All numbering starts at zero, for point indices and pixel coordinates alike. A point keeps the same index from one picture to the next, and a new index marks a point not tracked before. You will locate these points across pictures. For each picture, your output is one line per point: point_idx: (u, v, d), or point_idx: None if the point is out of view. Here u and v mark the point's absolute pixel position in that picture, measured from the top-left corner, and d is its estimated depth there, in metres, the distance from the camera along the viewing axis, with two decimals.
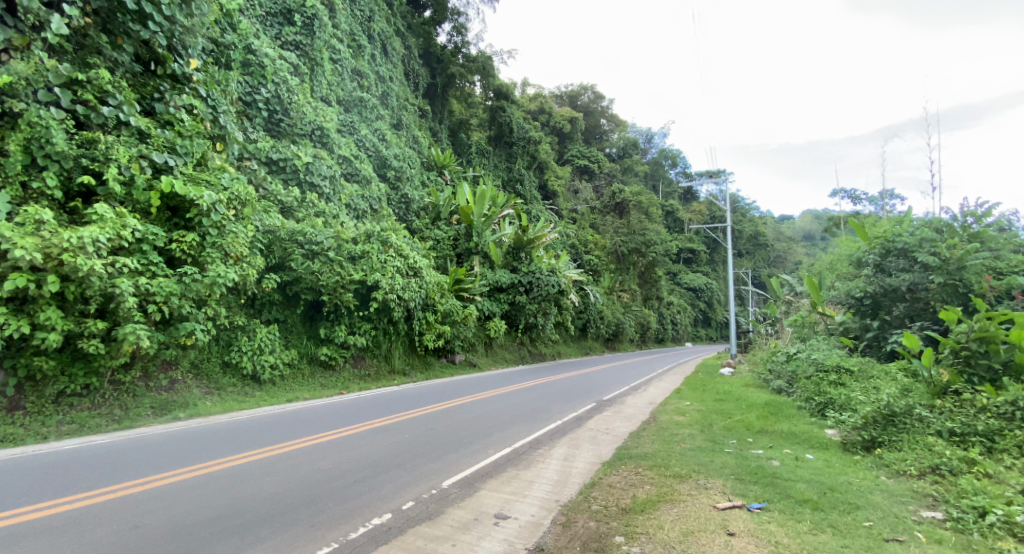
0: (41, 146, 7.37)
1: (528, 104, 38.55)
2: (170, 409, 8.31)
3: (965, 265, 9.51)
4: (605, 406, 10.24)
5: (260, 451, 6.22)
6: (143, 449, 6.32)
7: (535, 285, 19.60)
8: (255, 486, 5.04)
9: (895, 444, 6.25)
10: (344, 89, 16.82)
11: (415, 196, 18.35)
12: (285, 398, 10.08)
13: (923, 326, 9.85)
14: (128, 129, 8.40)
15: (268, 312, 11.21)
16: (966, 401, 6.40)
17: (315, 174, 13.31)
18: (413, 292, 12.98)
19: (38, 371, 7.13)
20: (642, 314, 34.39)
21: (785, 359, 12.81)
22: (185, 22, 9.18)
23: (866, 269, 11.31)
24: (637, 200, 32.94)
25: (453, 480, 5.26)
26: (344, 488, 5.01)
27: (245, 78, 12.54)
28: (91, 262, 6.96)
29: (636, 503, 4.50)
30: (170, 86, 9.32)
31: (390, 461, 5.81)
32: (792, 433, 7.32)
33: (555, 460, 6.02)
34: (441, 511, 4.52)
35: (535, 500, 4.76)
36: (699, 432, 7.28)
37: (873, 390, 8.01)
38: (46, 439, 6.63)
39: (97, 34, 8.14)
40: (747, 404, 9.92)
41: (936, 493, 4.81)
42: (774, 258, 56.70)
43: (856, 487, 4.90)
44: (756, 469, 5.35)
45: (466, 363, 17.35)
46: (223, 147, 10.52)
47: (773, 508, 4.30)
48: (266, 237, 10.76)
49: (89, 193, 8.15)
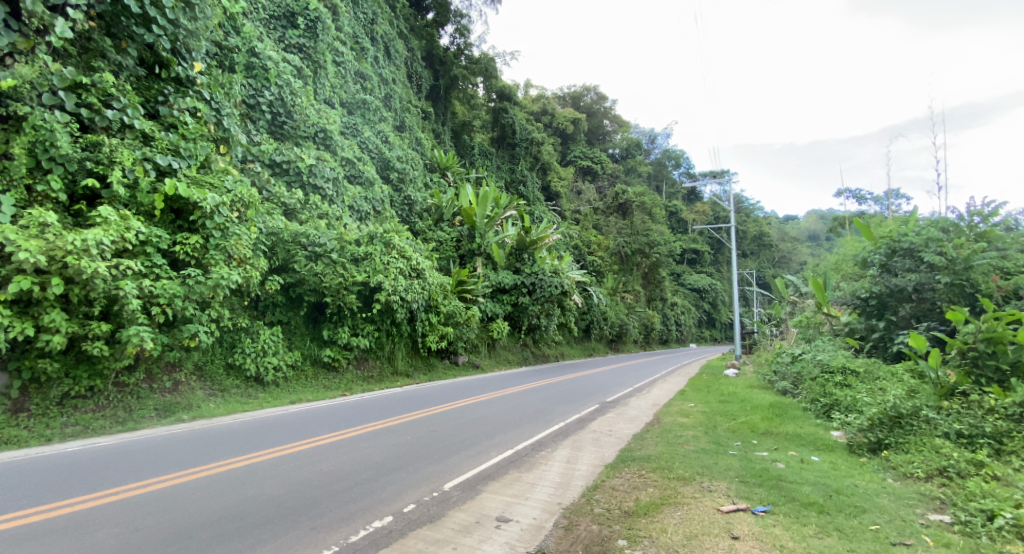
0: (46, 150, 7.40)
1: (530, 105, 38.56)
2: (174, 410, 8.30)
3: (973, 265, 9.51)
4: (609, 408, 10.17)
5: (262, 452, 6.22)
6: (146, 450, 6.32)
7: (538, 286, 19.49)
8: (256, 488, 5.02)
9: (902, 446, 6.20)
10: (347, 91, 16.84)
11: (417, 198, 18.38)
12: (288, 399, 10.07)
13: (929, 326, 9.83)
14: (132, 132, 8.44)
15: (272, 313, 11.21)
16: (974, 403, 6.32)
17: (318, 176, 13.33)
18: (416, 293, 12.95)
19: (42, 374, 7.15)
20: (645, 316, 34.33)
21: (789, 360, 12.71)
22: (190, 26, 9.22)
23: (871, 269, 11.15)
24: (640, 201, 32.89)
25: (454, 482, 5.23)
26: (345, 490, 4.99)
27: (249, 81, 12.56)
28: (94, 265, 6.99)
29: (639, 506, 4.46)
30: (174, 89, 9.38)
31: (392, 463, 5.79)
32: (797, 434, 7.26)
33: (558, 462, 5.99)
34: (442, 514, 4.49)
35: (537, 503, 4.73)
36: (703, 434, 7.24)
37: (879, 391, 7.94)
38: (50, 441, 6.64)
39: (101, 37, 8.18)
40: (752, 405, 9.85)
41: (943, 495, 4.75)
42: (779, 258, 56.39)
43: (863, 489, 4.85)
44: (760, 471, 5.30)
45: (470, 364, 17.34)
46: (227, 150, 10.64)
47: (777, 511, 4.25)
48: (270, 239, 10.77)
49: (93, 196, 8.19)
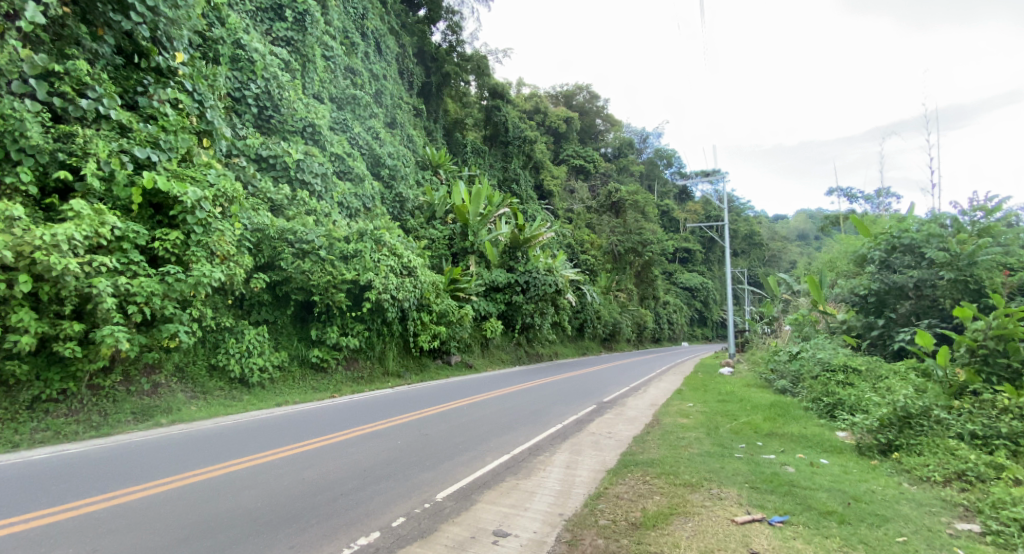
0: (15, 140, 6.99)
1: (521, 103, 38.24)
2: (152, 415, 7.90)
3: (977, 261, 9.28)
4: (607, 409, 9.86)
5: (242, 460, 5.84)
6: (114, 459, 5.90)
7: (533, 285, 19.19)
8: (230, 502, 4.64)
9: (914, 448, 5.95)
10: (336, 86, 16.42)
11: (409, 195, 18.11)
12: (274, 402, 9.69)
13: (932, 324, 9.69)
14: (108, 123, 8.10)
15: (257, 312, 10.81)
16: (987, 403, 6.12)
17: (306, 171, 12.94)
18: (407, 292, 12.59)
19: (12, 376, 6.80)
20: (637, 314, 34.21)
21: (788, 358, 12.43)
22: (170, 14, 8.82)
23: (870, 266, 10.92)
24: (634, 199, 32.57)
25: (447, 492, 4.91)
26: (328, 502, 4.65)
27: (234, 73, 12.17)
28: (65, 261, 6.62)
29: (647, 517, 4.17)
30: (155, 79, 9.03)
31: (380, 471, 5.46)
32: (802, 436, 7.01)
33: (557, 468, 5.70)
34: (434, 529, 4.17)
35: (537, 515, 4.43)
36: (705, 436, 6.96)
37: (885, 391, 7.68)
38: (16, 448, 6.25)
39: (75, 24, 7.83)
40: (752, 405, 9.58)
41: (966, 502, 4.52)
42: (770, 257, 56.74)
43: (881, 496, 4.59)
44: (771, 476, 5.02)
45: (463, 364, 17.00)
46: (211, 143, 10.21)
47: (796, 521, 3.99)
48: (254, 236, 10.38)
49: (66, 189, 7.78)
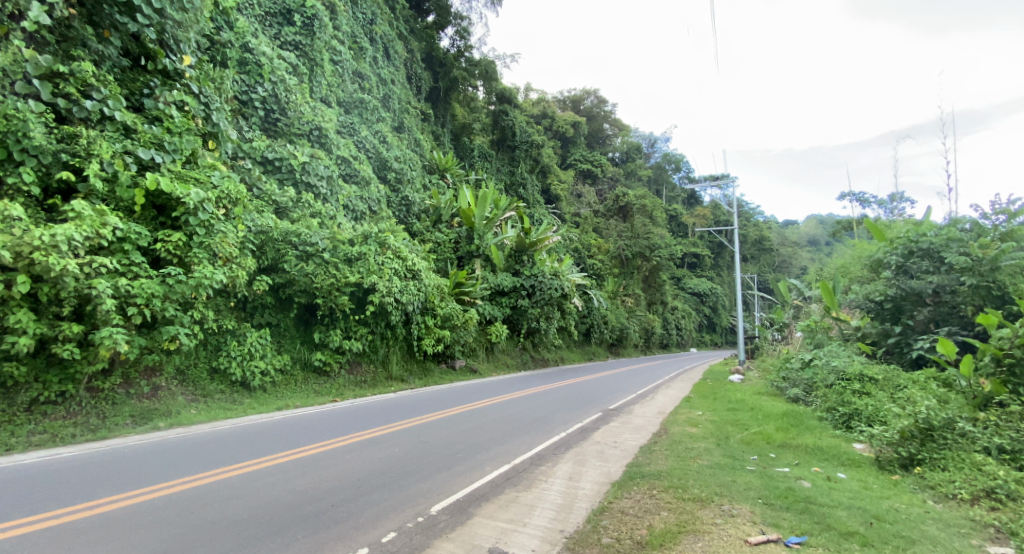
0: (18, 141, 6.90)
1: (530, 108, 38.19)
2: (151, 417, 7.76)
3: (999, 266, 8.94)
4: (612, 416, 9.62)
5: (235, 466, 5.68)
6: (107, 463, 5.76)
7: (538, 289, 19.00)
8: (217, 512, 4.44)
9: (938, 462, 5.67)
10: (344, 90, 16.39)
11: (415, 198, 18.02)
12: (274, 405, 9.55)
13: (952, 331, 9.39)
14: (113, 124, 8.02)
15: (260, 315, 10.70)
16: (1014, 415, 5.84)
17: (312, 174, 12.80)
18: (411, 295, 12.45)
19: (9, 378, 6.70)
20: (645, 319, 33.94)
21: (799, 366, 12.08)
22: (177, 17, 8.77)
23: (886, 271, 10.57)
24: (642, 203, 32.33)
25: (442, 504, 4.71)
26: (319, 513, 4.46)
27: (242, 76, 12.08)
28: (64, 261, 6.53)
29: (654, 536, 3.94)
30: (161, 82, 8.98)
31: (374, 481, 5.26)
32: (817, 448, 6.73)
33: (559, 480, 5.48)
34: (426, 545, 3.97)
35: (536, 531, 4.22)
36: (716, 446, 6.70)
37: (905, 401, 7.39)
38: (10, 451, 6.10)
39: (82, 26, 7.75)
40: (763, 414, 9.29)
41: (997, 522, 4.25)
42: (779, 262, 56.17)
43: (905, 515, 4.33)
44: (786, 491, 4.76)
45: (467, 369, 16.83)
46: (216, 145, 10.16)
47: (814, 543, 3.74)
48: (258, 238, 10.28)
49: (70, 190, 7.69)
